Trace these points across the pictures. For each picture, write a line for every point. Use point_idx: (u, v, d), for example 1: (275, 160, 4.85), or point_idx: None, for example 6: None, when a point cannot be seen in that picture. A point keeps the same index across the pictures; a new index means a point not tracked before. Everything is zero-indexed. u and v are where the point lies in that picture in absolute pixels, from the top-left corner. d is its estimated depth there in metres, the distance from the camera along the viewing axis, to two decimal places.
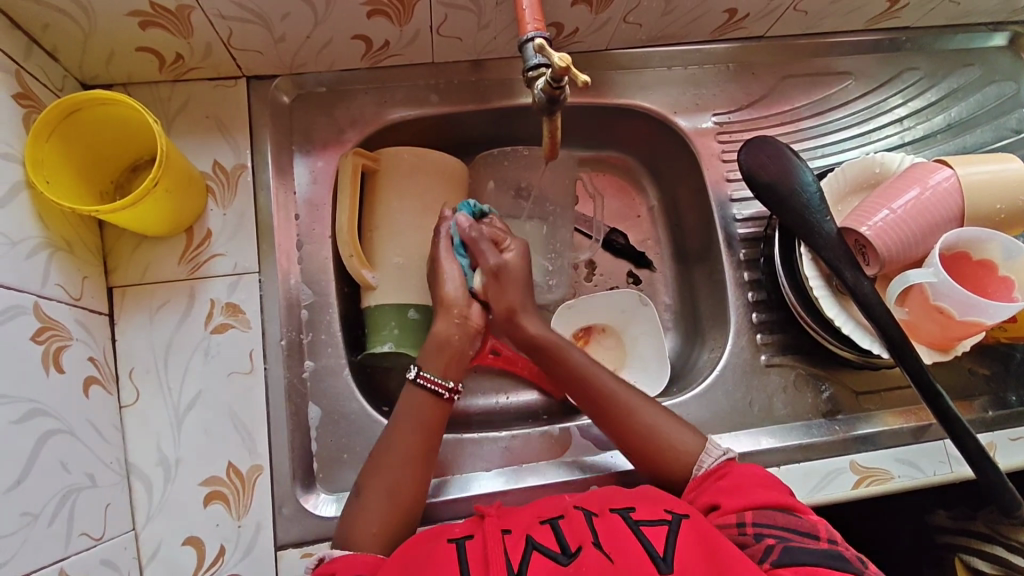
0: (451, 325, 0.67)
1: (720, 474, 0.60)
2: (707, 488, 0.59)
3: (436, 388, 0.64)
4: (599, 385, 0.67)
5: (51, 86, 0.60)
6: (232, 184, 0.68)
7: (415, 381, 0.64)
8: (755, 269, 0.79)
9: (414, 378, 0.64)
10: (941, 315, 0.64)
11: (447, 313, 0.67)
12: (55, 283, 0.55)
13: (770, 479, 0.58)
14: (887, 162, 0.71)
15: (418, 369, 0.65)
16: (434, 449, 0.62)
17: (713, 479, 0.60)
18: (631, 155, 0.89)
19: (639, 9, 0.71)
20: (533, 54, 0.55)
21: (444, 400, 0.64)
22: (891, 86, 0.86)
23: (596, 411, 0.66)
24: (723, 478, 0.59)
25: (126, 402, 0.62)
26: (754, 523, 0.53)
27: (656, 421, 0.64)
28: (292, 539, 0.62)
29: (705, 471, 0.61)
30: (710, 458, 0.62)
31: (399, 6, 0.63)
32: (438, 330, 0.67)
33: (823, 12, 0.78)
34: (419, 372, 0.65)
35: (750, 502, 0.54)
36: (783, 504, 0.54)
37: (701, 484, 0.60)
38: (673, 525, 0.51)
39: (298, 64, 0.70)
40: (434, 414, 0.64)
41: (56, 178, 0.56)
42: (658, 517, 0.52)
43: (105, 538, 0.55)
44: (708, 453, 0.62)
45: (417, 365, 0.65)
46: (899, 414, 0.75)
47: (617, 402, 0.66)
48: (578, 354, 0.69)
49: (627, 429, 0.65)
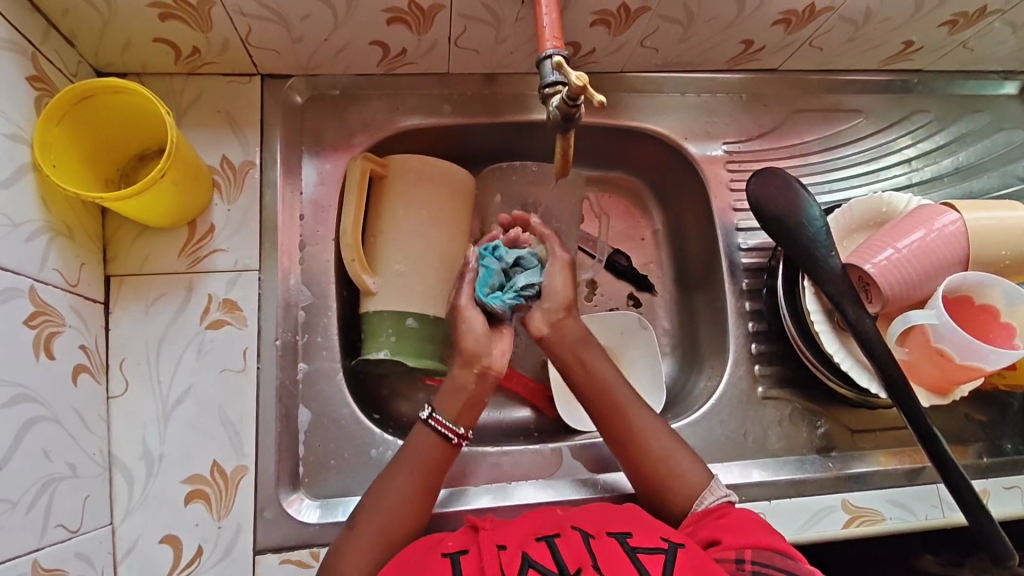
0: (469, 375, 0.65)
1: (720, 513, 0.59)
2: (706, 525, 0.58)
3: (445, 432, 0.62)
4: (619, 400, 0.66)
5: (66, 71, 0.60)
6: (238, 180, 0.68)
7: (426, 422, 0.62)
8: (757, 299, 0.79)
9: (426, 419, 0.62)
10: (941, 357, 0.63)
11: (467, 362, 0.65)
12: (53, 268, 0.54)
13: (771, 526, 0.57)
14: (894, 203, 0.72)
15: (432, 411, 0.63)
16: (431, 491, 0.60)
17: (713, 516, 0.59)
18: (638, 177, 0.89)
19: (657, 33, 0.72)
20: (550, 70, 0.55)
21: (451, 445, 0.62)
22: (901, 127, 0.86)
23: (612, 424, 0.65)
24: (723, 516, 0.58)
25: (114, 393, 0.61)
26: (753, 561, 0.52)
27: (669, 448, 0.64)
28: (272, 544, 0.60)
29: (704, 508, 0.60)
30: (710, 498, 0.61)
31: (419, 14, 0.64)
32: (458, 376, 0.65)
33: (838, 48, 0.78)
34: (431, 414, 0.62)
35: (751, 541, 0.54)
36: (782, 549, 0.53)
37: (700, 520, 0.59)
38: (669, 555, 0.50)
39: (314, 65, 0.70)
40: (439, 459, 0.61)
41: (62, 163, 0.56)
42: (656, 544, 0.51)
43: (82, 531, 0.54)
44: (710, 492, 0.61)
45: (431, 407, 0.62)
46: (893, 455, 0.74)
47: (633, 420, 0.65)
48: (603, 368, 0.68)
49: (640, 453, 0.64)
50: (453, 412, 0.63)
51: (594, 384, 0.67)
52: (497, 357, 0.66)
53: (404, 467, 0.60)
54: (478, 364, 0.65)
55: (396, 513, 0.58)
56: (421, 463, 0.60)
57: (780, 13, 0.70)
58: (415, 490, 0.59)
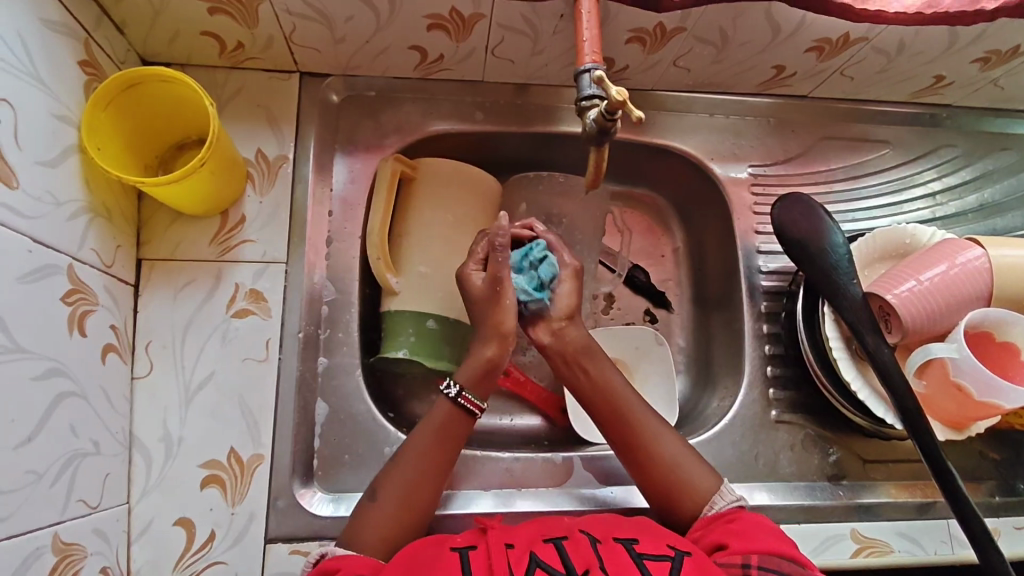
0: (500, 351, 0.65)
1: (730, 518, 0.59)
2: (715, 529, 0.58)
3: (472, 408, 0.64)
4: (626, 409, 0.66)
5: (114, 58, 0.62)
6: (272, 174, 0.69)
7: (454, 399, 0.63)
8: (775, 323, 0.79)
9: (454, 396, 0.63)
10: (959, 393, 0.63)
11: (502, 339, 0.65)
12: (91, 248, 0.55)
13: (781, 532, 0.57)
14: (918, 235, 0.72)
15: (460, 388, 0.64)
16: (445, 471, 0.61)
17: (722, 521, 0.59)
18: (662, 194, 0.90)
19: (691, 54, 0.73)
20: (588, 84, 0.56)
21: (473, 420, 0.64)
22: (927, 160, 0.86)
23: (619, 434, 0.65)
24: (732, 521, 0.58)
25: (138, 374, 0.62)
26: (760, 567, 0.52)
27: (678, 456, 0.64)
28: (284, 533, 0.61)
29: (715, 512, 0.60)
30: (721, 502, 0.61)
31: (459, 22, 0.65)
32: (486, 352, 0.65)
33: (869, 79, 0.79)
34: (460, 391, 0.63)
35: (758, 547, 0.54)
36: (789, 555, 0.53)
37: (709, 524, 0.59)
38: (676, 563, 0.50)
39: (353, 65, 0.71)
40: (458, 435, 0.63)
41: (106, 146, 0.57)
42: (662, 552, 0.52)
43: (100, 507, 0.54)
44: (720, 496, 0.62)
45: (459, 386, 0.63)
46: (905, 487, 0.74)
47: (643, 429, 0.65)
48: (612, 377, 0.68)
49: (649, 462, 0.64)
50: (476, 385, 0.65)
51: (600, 392, 0.67)
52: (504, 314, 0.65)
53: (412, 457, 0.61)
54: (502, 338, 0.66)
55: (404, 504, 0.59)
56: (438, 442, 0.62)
57: (814, 41, 0.71)
58: (431, 475, 0.60)
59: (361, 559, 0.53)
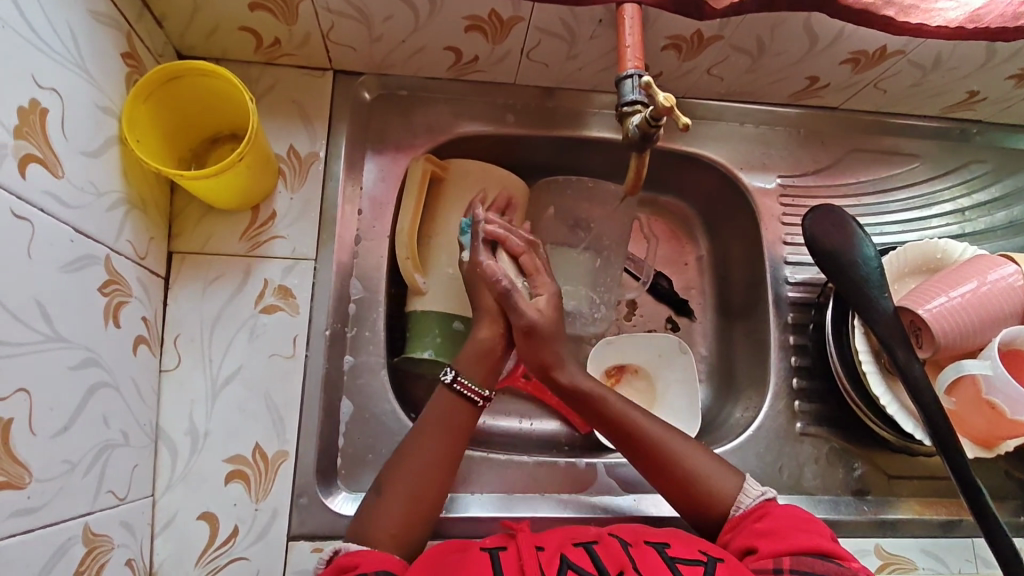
0: (495, 334, 0.65)
1: (758, 515, 0.58)
2: (742, 530, 0.58)
3: (472, 396, 0.63)
4: (642, 430, 0.64)
5: (153, 51, 0.62)
6: (303, 171, 0.69)
7: (451, 386, 0.63)
8: (801, 334, 0.78)
9: (450, 382, 0.63)
10: (991, 411, 0.63)
11: (492, 320, 0.65)
12: (127, 239, 0.55)
13: (815, 524, 0.56)
14: (949, 250, 0.72)
15: (455, 373, 0.63)
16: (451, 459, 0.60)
17: (750, 520, 0.58)
18: (688, 203, 0.89)
19: (725, 62, 0.72)
20: (631, 89, 0.57)
21: (475, 408, 0.63)
22: (956, 175, 0.86)
23: (639, 456, 0.64)
24: (760, 519, 0.58)
25: (166, 367, 0.62)
26: (791, 569, 0.51)
27: (704, 469, 0.62)
28: (306, 531, 0.61)
29: (743, 511, 0.60)
30: (747, 499, 0.60)
31: (497, 24, 0.65)
32: (483, 337, 0.65)
33: (902, 92, 0.79)
34: (455, 376, 0.63)
35: (790, 546, 0.53)
36: (824, 551, 0.53)
37: (738, 525, 0.59)
38: (708, 568, 0.50)
39: (387, 64, 0.71)
40: (456, 423, 0.62)
41: (144, 139, 0.57)
42: (694, 556, 0.51)
43: (128, 499, 0.54)
44: (745, 493, 0.61)
45: (454, 371, 0.63)
46: (929, 504, 0.73)
47: (661, 448, 0.63)
48: (620, 399, 0.66)
49: (676, 479, 0.62)
50: (474, 370, 0.64)
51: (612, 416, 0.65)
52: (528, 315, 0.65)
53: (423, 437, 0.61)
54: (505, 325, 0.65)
55: (419, 483, 0.58)
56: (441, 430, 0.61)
57: (850, 53, 0.71)
58: (439, 455, 0.60)
59: (380, 556, 0.52)
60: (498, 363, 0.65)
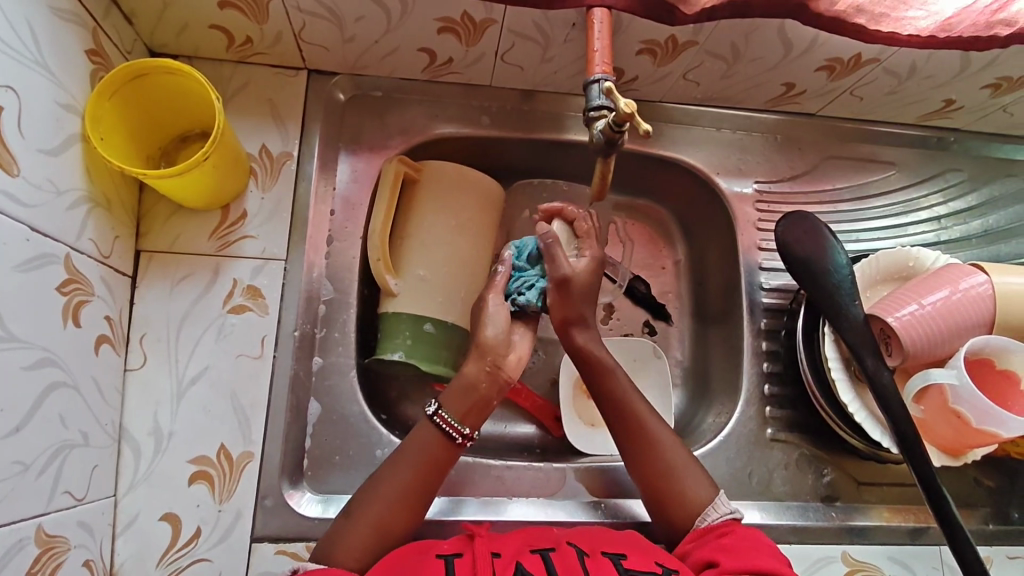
0: (482, 372, 0.63)
1: (723, 531, 0.58)
2: (705, 544, 0.57)
3: (449, 431, 0.61)
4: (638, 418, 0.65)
5: (122, 47, 0.61)
6: (275, 170, 0.68)
7: (431, 418, 0.61)
8: (774, 340, 0.78)
9: (431, 414, 0.61)
10: (955, 418, 0.63)
11: (480, 356, 0.63)
12: (88, 238, 0.55)
13: (776, 550, 0.56)
14: (921, 258, 0.72)
15: (438, 406, 0.61)
16: (420, 483, 0.59)
17: (715, 535, 0.57)
18: (665, 206, 0.89)
19: (701, 68, 0.72)
20: (597, 94, 0.57)
21: (454, 445, 0.61)
22: (932, 184, 0.86)
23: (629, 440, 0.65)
24: (726, 536, 0.57)
25: (132, 366, 0.61)
26: None
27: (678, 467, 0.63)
28: (270, 533, 0.60)
29: (707, 525, 0.59)
30: (715, 514, 0.60)
31: (470, 26, 0.65)
32: (468, 372, 0.63)
33: (878, 100, 0.79)
34: (437, 410, 0.61)
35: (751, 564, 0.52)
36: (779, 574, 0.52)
37: (700, 538, 0.58)
38: None
39: (361, 64, 0.71)
40: (440, 461, 0.60)
41: (109, 137, 0.57)
42: (649, 569, 0.51)
43: (86, 499, 0.54)
44: (714, 508, 0.60)
45: (437, 402, 0.61)
46: (898, 512, 0.74)
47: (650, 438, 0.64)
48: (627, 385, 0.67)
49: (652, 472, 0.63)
50: (459, 408, 0.62)
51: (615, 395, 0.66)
52: (512, 361, 0.64)
53: (402, 460, 0.60)
54: (491, 360, 0.63)
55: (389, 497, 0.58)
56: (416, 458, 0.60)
57: (824, 60, 0.71)
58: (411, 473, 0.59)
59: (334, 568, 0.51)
60: (484, 401, 0.63)
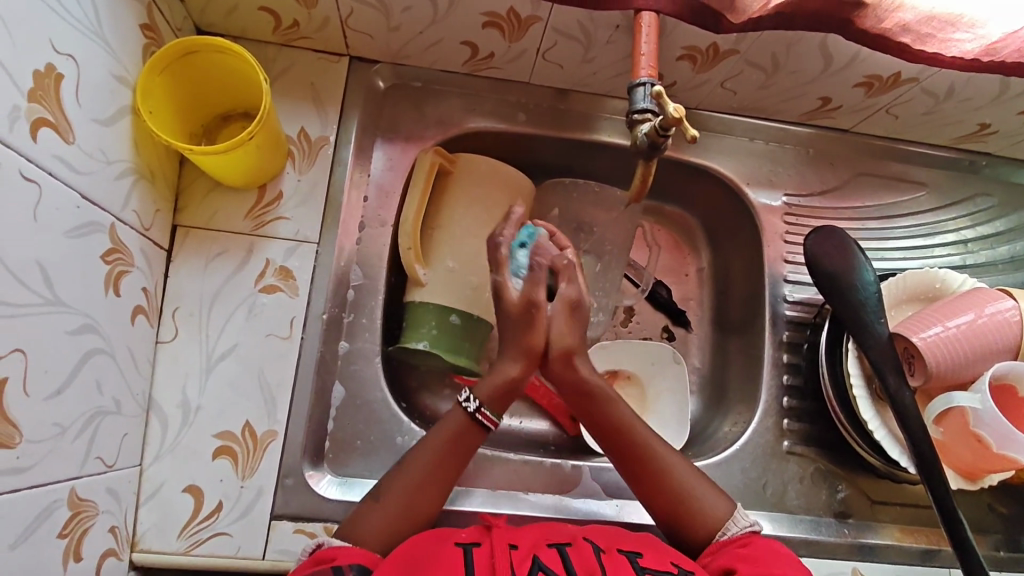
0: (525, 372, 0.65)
1: (742, 543, 0.58)
2: (723, 553, 0.58)
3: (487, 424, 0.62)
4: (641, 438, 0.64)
5: (172, 24, 0.62)
6: (312, 154, 0.69)
7: (475, 414, 0.62)
8: (795, 353, 0.79)
9: (472, 410, 0.62)
10: (977, 443, 0.63)
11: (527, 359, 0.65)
12: (132, 210, 0.56)
13: (792, 558, 0.56)
14: (948, 280, 0.72)
15: (479, 403, 0.62)
16: (453, 476, 0.61)
17: (733, 546, 0.58)
18: (692, 214, 0.89)
19: (740, 77, 0.73)
20: (642, 97, 0.58)
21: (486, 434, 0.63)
22: (962, 207, 0.86)
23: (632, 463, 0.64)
24: (745, 546, 0.57)
25: (163, 338, 0.62)
26: None
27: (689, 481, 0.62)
28: (290, 512, 0.61)
29: (727, 538, 0.59)
30: (734, 527, 0.60)
31: (515, 22, 0.65)
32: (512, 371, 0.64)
33: (914, 119, 0.79)
34: (479, 407, 0.62)
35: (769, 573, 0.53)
36: None
37: (718, 550, 0.59)
38: None
39: (403, 54, 0.71)
40: (469, 445, 0.61)
41: (158, 110, 0.58)
42: (665, 568, 0.52)
43: (115, 466, 0.55)
44: (733, 521, 0.60)
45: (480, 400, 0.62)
46: (910, 533, 0.74)
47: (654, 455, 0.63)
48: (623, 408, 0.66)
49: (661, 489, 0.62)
50: (495, 402, 0.63)
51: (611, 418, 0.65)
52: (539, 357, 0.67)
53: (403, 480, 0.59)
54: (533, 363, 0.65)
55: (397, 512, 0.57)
56: (452, 452, 0.61)
57: (864, 76, 0.71)
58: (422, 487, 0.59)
59: (358, 550, 0.53)
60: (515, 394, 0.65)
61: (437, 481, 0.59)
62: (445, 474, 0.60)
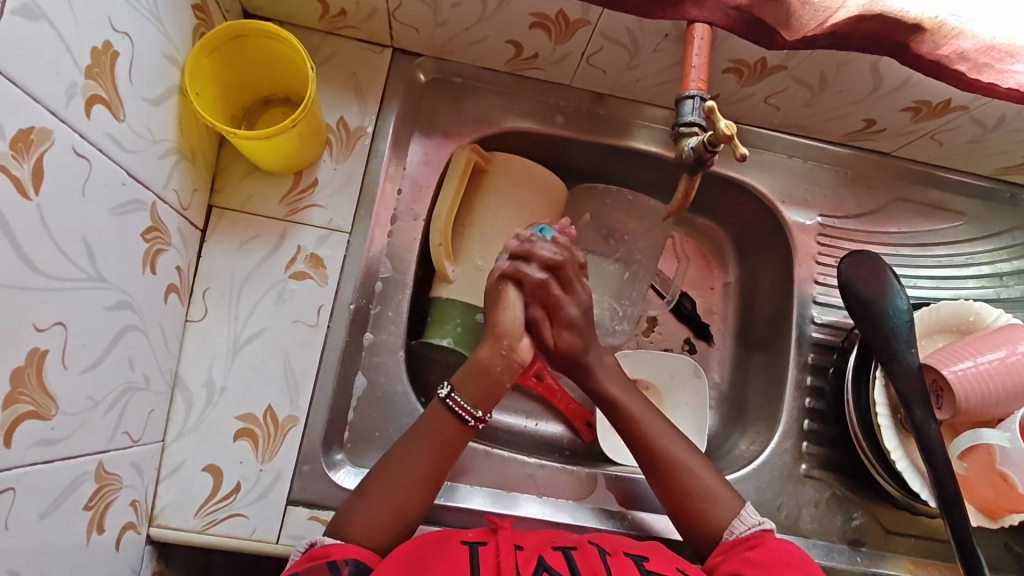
0: (497, 355, 0.63)
1: (752, 544, 0.58)
2: (734, 556, 0.57)
3: (462, 414, 0.61)
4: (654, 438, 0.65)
5: (222, 6, 0.62)
6: (350, 144, 0.69)
7: (445, 401, 0.61)
8: (820, 376, 0.78)
9: (444, 397, 0.61)
10: (1002, 481, 0.62)
11: (495, 340, 0.64)
12: (173, 189, 0.56)
13: (806, 564, 0.56)
14: (983, 314, 0.71)
15: (450, 390, 0.62)
16: (440, 473, 0.60)
17: (743, 548, 0.58)
18: (723, 227, 0.88)
19: (785, 94, 0.72)
20: (690, 110, 0.59)
21: (466, 427, 0.61)
22: (1000, 239, 0.84)
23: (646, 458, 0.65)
24: (753, 549, 0.57)
25: (192, 318, 0.63)
26: None
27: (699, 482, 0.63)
28: (306, 498, 0.62)
29: (736, 537, 0.59)
30: (743, 526, 0.60)
31: (563, 24, 0.65)
32: (483, 356, 0.63)
33: (958, 147, 0.77)
34: (450, 393, 0.61)
35: None
36: None
37: (729, 550, 0.59)
38: None
39: (447, 49, 0.71)
40: (450, 438, 0.60)
41: (204, 91, 0.58)
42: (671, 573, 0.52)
43: (141, 441, 0.55)
44: (742, 519, 0.60)
45: (449, 386, 0.61)
46: (923, 565, 0.73)
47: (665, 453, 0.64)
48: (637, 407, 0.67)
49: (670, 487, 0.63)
50: (471, 391, 0.62)
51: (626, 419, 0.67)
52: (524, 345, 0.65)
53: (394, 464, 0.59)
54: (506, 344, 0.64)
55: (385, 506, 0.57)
56: (438, 446, 0.60)
57: (912, 101, 0.70)
58: (416, 475, 0.58)
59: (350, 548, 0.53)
60: (497, 385, 0.63)
61: (421, 469, 0.59)
62: (431, 461, 0.59)
